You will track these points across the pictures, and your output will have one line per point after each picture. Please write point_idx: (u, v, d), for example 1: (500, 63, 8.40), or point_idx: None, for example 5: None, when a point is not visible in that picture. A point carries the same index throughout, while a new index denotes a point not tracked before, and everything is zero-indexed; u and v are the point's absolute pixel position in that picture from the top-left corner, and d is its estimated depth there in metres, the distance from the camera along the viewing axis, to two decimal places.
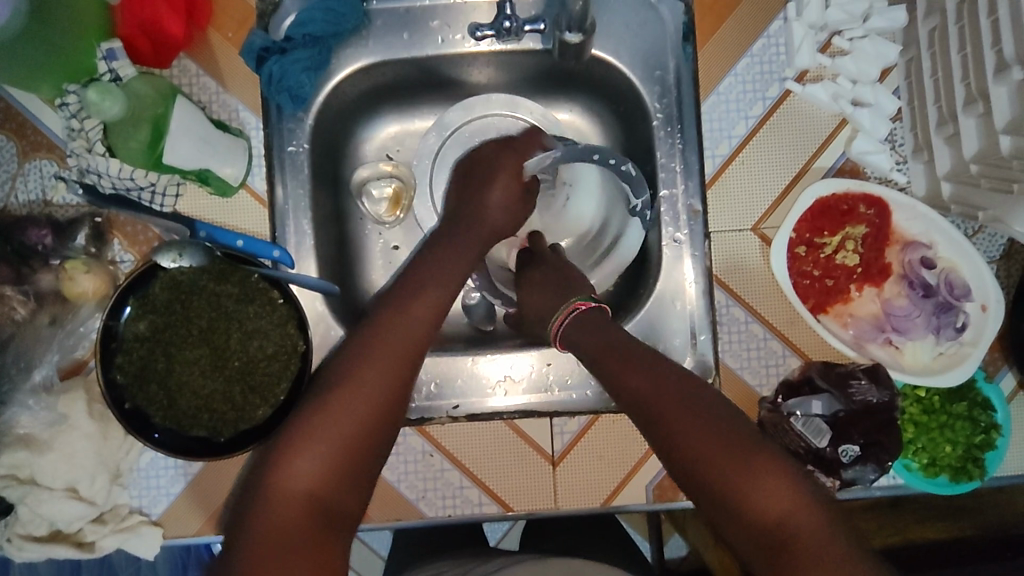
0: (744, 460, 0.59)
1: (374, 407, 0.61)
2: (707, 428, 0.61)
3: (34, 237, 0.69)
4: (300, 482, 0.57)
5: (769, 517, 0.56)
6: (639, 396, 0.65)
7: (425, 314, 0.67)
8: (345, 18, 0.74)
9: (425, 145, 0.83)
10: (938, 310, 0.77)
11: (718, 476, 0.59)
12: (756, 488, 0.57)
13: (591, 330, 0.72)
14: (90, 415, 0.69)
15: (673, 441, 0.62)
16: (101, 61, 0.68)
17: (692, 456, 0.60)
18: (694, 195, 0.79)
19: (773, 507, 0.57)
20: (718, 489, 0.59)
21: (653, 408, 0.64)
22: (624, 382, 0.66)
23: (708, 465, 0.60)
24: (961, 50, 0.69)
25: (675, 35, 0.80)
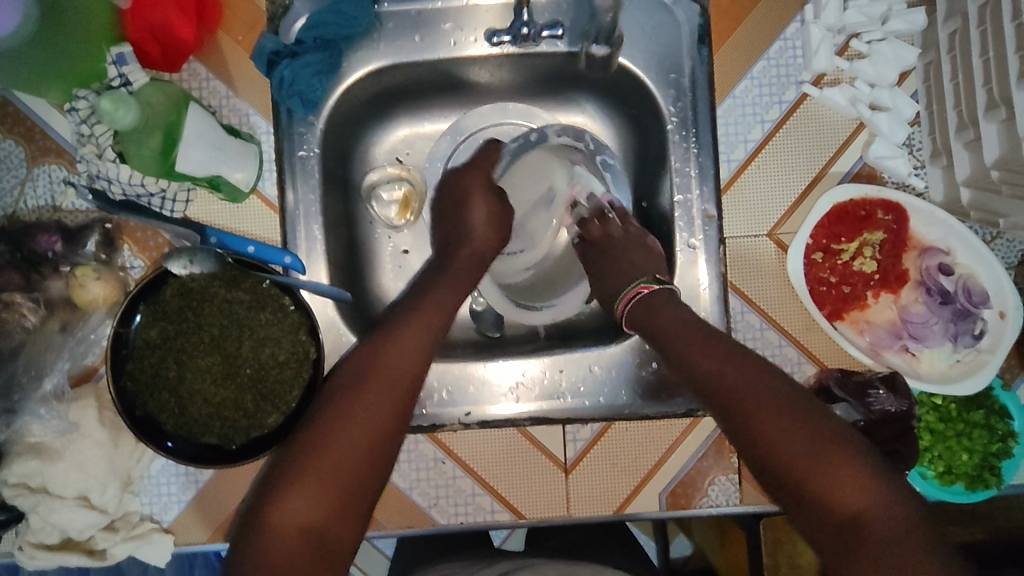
0: (828, 445, 0.56)
1: (374, 429, 0.62)
2: (791, 414, 0.59)
3: (43, 244, 0.69)
4: (299, 500, 0.58)
5: (846, 503, 0.54)
6: (713, 376, 0.63)
7: (409, 342, 0.68)
8: (357, 21, 0.74)
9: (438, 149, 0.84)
10: (956, 317, 0.76)
11: (797, 458, 0.56)
12: (837, 471, 0.55)
13: (661, 313, 0.70)
14: (101, 422, 0.68)
15: (750, 424, 0.59)
16: (112, 66, 0.67)
17: (768, 439, 0.58)
18: (709, 201, 0.78)
19: (853, 492, 0.54)
20: (792, 469, 0.56)
21: (729, 392, 0.61)
22: (695, 362, 0.65)
23: (790, 449, 0.57)
24: (984, 54, 0.68)
25: (691, 36, 0.78)
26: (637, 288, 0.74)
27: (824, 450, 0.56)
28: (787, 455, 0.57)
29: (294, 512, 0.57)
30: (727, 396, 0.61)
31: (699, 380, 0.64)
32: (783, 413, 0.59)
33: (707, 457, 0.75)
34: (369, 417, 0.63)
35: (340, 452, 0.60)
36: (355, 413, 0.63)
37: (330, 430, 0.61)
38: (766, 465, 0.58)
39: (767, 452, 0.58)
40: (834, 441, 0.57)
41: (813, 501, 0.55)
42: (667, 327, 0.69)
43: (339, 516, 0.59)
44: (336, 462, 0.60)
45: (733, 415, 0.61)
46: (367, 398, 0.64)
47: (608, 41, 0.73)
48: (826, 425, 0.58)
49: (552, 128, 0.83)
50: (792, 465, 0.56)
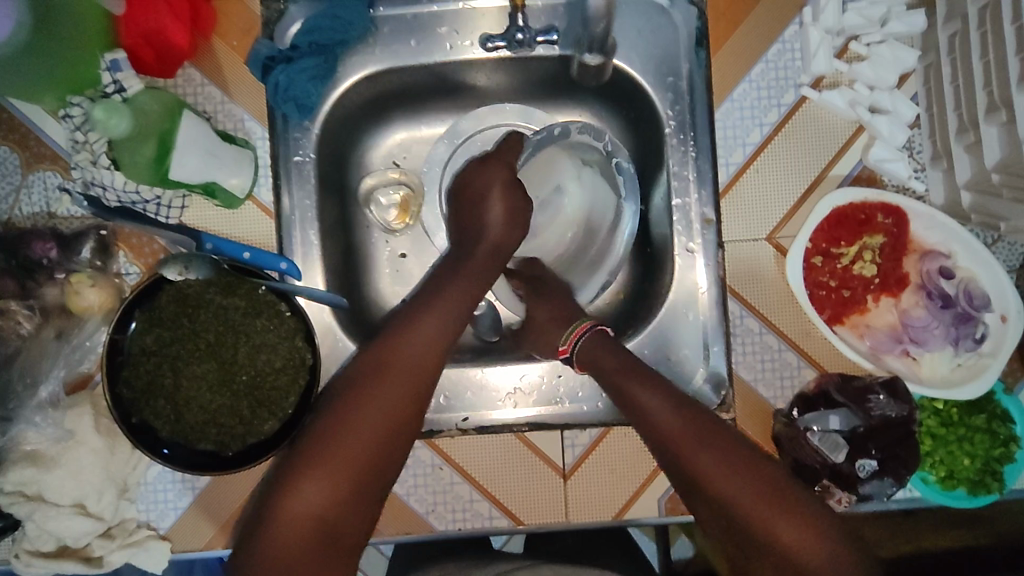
0: (775, 500, 0.60)
1: (389, 417, 0.64)
2: (740, 463, 0.61)
3: (38, 251, 0.69)
4: (311, 487, 0.60)
5: (801, 554, 0.58)
6: (665, 429, 0.64)
7: (429, 332, 0.68)
8: (352, 26, 0.73)
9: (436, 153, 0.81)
10: (956, 321, 0.75)
11: (750, 512, 0.59)
12: (786, 525, 0.58)
13: (607, 354, 0.71)
14: (97, 429, 0.68)
15: (703, 478, 0.61)
16: (106, 72, 0.66)
17: (721, 493, 0.60)
18: (708, 204, 0.77)
19: (804, 546, 0.58)
20: (746, 522, 0.59)
21: (679, 447, 0.63)
22: (645, 413, 0.66)
23: (742, 502, 0.60)
24: (984, 56, 0.68)
25: (688, 39, 0.77)
26: (582, 326, 0.74)
27: (771, 504, 0.59)
28: (740, 509, 0.60)
29: (305, 500, 0.59)
30: (677, 450, 0.63)
31: (650, 431, 0.65)
32: (733, 468, 0.61)
33: None
34: (384, 403, 0.64)
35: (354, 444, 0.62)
36: (371, 402, 0.64)
37: (346, 420, 0.63)
38: (717, 518, 0.61)
39: (719, 505, 0.61)
40: (779, 495, 0.60)
41: (765, 553, 0.59)
42: (613, 373, 0.69)
43: (351, 509, 0.61)
44: (351, 454, 0.61)
45: (683, 469, 0.63)
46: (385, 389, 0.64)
47: (600, 49, 0.70)
48: (773, 480, 0.61)
49: (575, 124, 0.76)
50: (744, 520, 0.59)
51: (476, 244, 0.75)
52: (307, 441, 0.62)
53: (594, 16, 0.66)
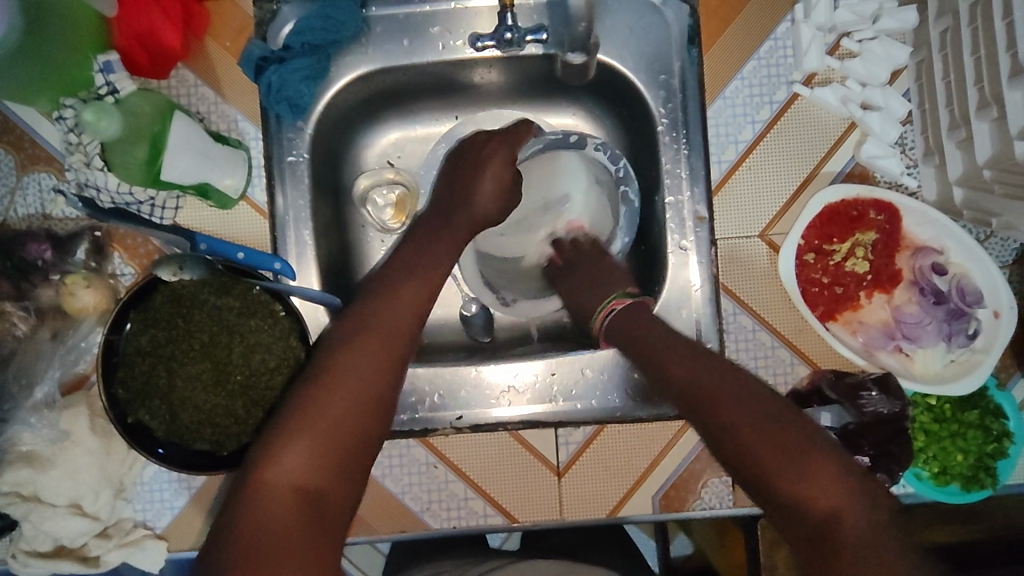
0: (796, 449, 0.58)
1: (364, 388, 0.62)
2: (765, 415, 0.60)
3: (34, 253, 0.69)
4: (285, 457, 0.58)
5: (817, 505, 0.55)
6: (687, 382, 0.65)
7: (406, 314, 0.67)
8: (344, 25, 0.73)
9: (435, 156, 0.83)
10: (949, 317, 0.75)
11: (766, 460, 0.58)
12: (804, 475, 0.56)
13: (633, 321, 0.72)
14: (92, 430, 0.69)
15: (722, 429, 0.61)
16: (99, 74, 0.67)
17: (740, 442, 0.60)
18: (700, 202, 0.77)
19: (821, 496, 0.55)
20: (764, 469, 0.58)
21: (702, 397, 0.63)
22: (668, 369, 0.66)
23: (761, 449, 0.58)
24: (975, 53, 0.68)
25: (680, 37, 0.78)
26: (614, 300, 0.76)
27: (793, 452, 0.58)
28: (759, 455, 0.58)
29: (280, 470, 0.57)
30: (699, 400, 0.63)
31: (673, 387, 0.66)
32: (754, 416, 0.60)
33: (700, 459, 0.75)
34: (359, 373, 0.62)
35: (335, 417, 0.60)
36: (349, 376, 0.62)
37: (320, 396, 0.61)
38: (739, 466, 0.60)
39: (738, 453, 0.60)
40: (802, 445, 0.58)
41: (783, 502, 0.57)
42: (641, 337, 0.70)
43: (333, 477, 0.59)
44: (333, 427, 0.59)
45: (706, 419, 0.63)
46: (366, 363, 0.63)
47: (584, 49, 0.71)
48: (798, 431, 0.59)
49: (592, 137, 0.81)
50: (762, 467, 0.58)
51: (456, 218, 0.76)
52: (281, 421, 0.60)
53: (579, 14, 0.66)
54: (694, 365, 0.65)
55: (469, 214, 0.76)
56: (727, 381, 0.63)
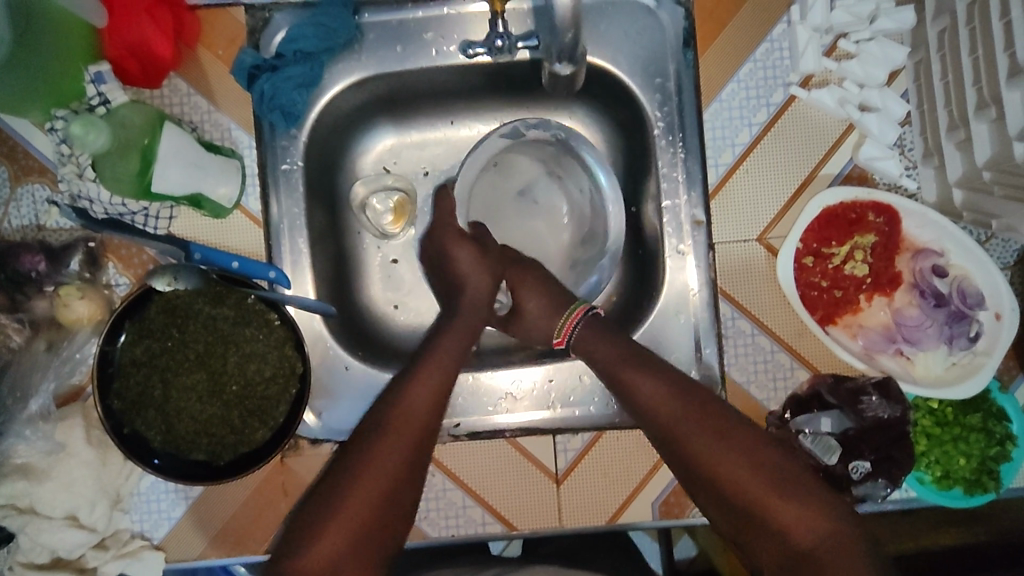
0: (772, 478, 0.60)
1: (396, 467, 0.62)
2: (738, 445, 0.61)
3: (27, 264, 0.69)
4: (320, 544, 0.58)
5: (798, 536, 0.57)
6: (659, 412, 0.64)
7: (425, 397, 0.66)
8: (337, 33, 0.73)
9: (487, 146, 0.79)
10: (950, 319, 0.75)
11: (746, 492, 0.60)
12: (782, 504, 0.58)
13: (604, 339, 0.70)
14: (88, 442, 0.68)
15: (698, 459, 0.62)
16: (90, 84, 0.68)
17: (716, 471, 0.61)
18: (697, 206, 0.77)
19: (799, 526, 0.58)
20: (742, 499, 0.60)
21: (673, 427, 0.63)
22: (640, 397, 0.66)
23: (738, 479, 0.60)
24: (973, 53, 0.67)
25: (675, 40, 0.77)
26: (579, 309, 0.74)
27: (768, 481, 0.60)
28: (737, 485, 0.60)
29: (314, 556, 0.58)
30: (671, 432, 0.63)
31: (646, 414, 0.65)
32: (728, 446, 0.61)
33: None
34: (391, 453, 0.63)
35: (359, 504, 0.60)
36: (370, 466, 0.62)
37: (354, 480, 0.61)
38: (716, 496, 0.61)
39: (716, 482, 0.61)
40: (776, 474, 0.60)
41: (761, 530, 0.59)
42: (610, 357, 0.68)
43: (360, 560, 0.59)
44: (363, 509, 0.60)
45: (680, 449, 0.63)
46: (387, 448, 0.63)
47: (570, 60, 0.65)
48: (770, 458, 0.61)
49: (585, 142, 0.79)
50: (739, 497, 0.60)
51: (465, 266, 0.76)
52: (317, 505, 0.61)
53: (560, 26, 0.60)
54: (663, 389, 0.65)
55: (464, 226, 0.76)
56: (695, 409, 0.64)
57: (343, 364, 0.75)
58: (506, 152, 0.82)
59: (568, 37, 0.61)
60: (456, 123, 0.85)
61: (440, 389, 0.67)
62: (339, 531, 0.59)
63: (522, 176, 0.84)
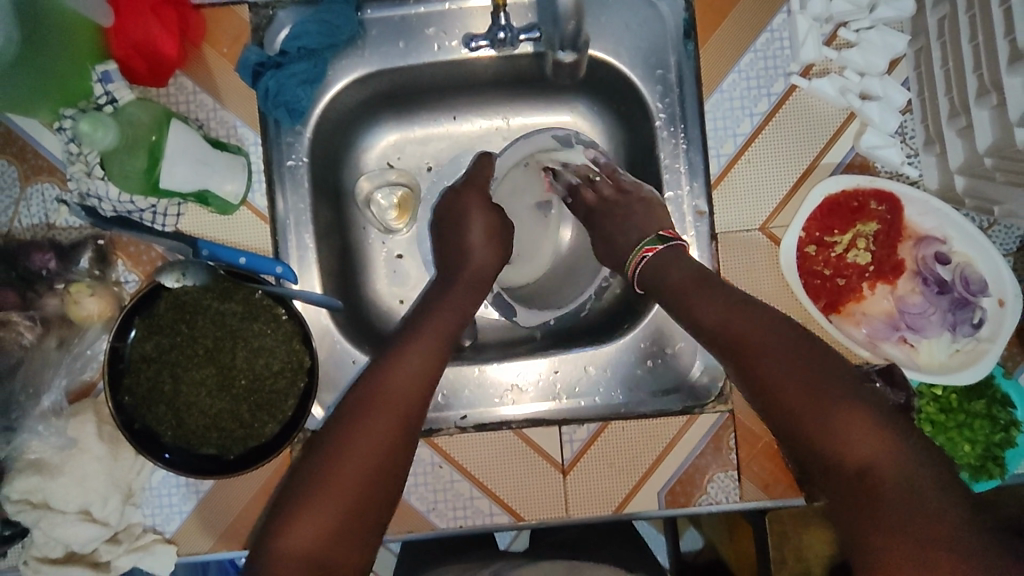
0: (832, 388, 0.54)
1: (382, 444, 0.61)
2: (792, 358, 0.56)
3: (37, 262, 0.70)
4: (303, 526, 0.56)
5: (847, 453, 0.51)
6: (722, 319, 0.61)
7: (413, 375, 0.65)
8: (340, 30, 0.73)
9: (537, 139, 0.81)
10: (953, 306, 0.75)
11: (798, 399, 0.54)
12: (834, 412, 0.52)
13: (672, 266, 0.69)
14: (100, 437, 0.69)
15: (752, 366, 0.58)
16: (98, 84, 0.69)
17: (767, 377, 0.56)
18: (700, 196, 0.78)
19: (849, 441, 0.51)
20: (792, 407, 0.54)
21: (732, 331, 0.60)
22: (703, 318, 0.63)
23: (792, 386, 0.55)
24: (973, 39, 0.67)
25: (676, 31, 0.78)
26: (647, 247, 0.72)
27: (828, 394, 0.53)
28: (790, 393, 0.55)
29: (298, 538, 0.55)
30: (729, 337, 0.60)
31: (705, 332, 0.63)
32: (787, 356, 0.56)
33: (706, 454, 0.75)
34: (378, 431, 0.61)
35: (343, 485, 0.58)
36: (352, 447, 0.60)
37: (339, 458, 0.59)
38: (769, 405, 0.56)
39: (766, 387, 0.56)
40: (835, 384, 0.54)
41: (810, 443, 0.53)
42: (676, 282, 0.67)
43: (345, 541, 0.56)
44: (350, 488, 0.58)
45: (736, 357, 0.59)
46: (370, 430, 0.61)
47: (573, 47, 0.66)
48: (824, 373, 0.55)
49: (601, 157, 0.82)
50: (788, 404, 0.54)
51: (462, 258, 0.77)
52: (301, 487, 0.59)
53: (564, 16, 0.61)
54: (726, 308, 0.62)
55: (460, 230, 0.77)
56: (758, 323, 0.59)
57: (350, 358, 0.76)
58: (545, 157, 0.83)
59: (570, 26, 0.63)
60: (459, 118, 0.86)
61: (426, 372, 0.66)
62: (325, 512, 0.56)
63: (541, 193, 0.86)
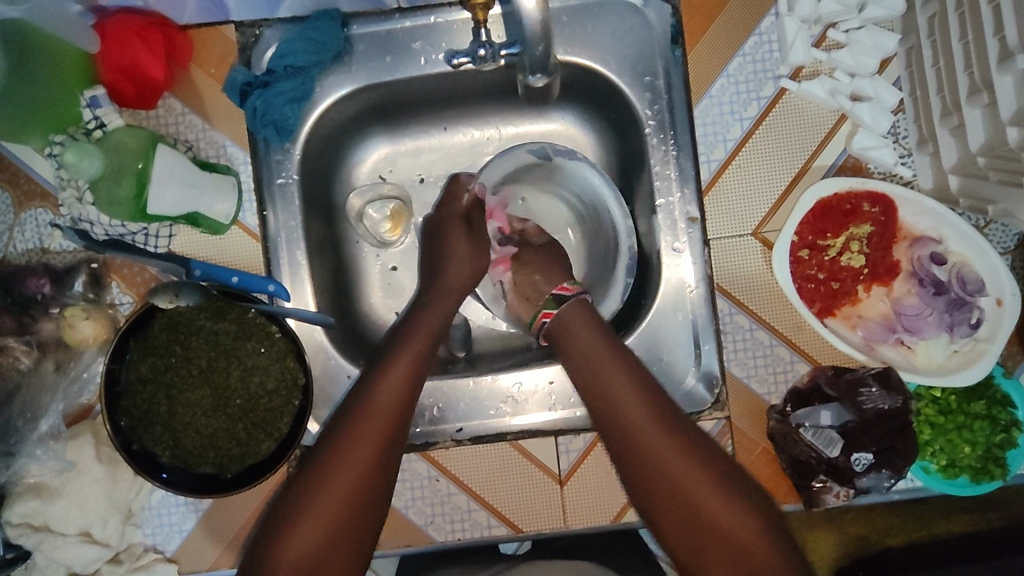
0: (753, 517, 0.58)
1: (381, 428, 0.62)
2: (697, 450, 0.61)
3: (33, 286, 0.70)
4: (312, 514, 0.58)
5: (748, 543, 0.57)
6: (635, 422, 0.63)
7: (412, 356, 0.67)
8: (327, 46, 0.73)
9: (514, 157, 0.78)
10: (951, 307, 0.74)
11: (723, 525, 0.58)
12: (746, 526, 0.58)
13: (586, 324, 0.70)
14: (98, 459, 0.70)
15: (667, 470, 0.60)
16: (86, 109, 0.69)
17: (688, 497, 0.59)
18: (691, 203, 0.77)
19: (749, 535, 0.57)
20: (715, 531, 0.58)
21: (643, 441, 0.62)
22: (615, 392, 0.65)
23: (718, 514, 0.58)
24: (963, 38, 0.67)
25: (663, 37, 0.77)
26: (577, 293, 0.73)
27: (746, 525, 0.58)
28: (717, 521, 0.58)
29: (308, 526, 0.58)
30: (642, 447, 0.62)
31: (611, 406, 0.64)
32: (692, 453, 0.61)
33: None
34: (378, 414, 0.63)
35: (342, 486, 0.59)
36: (351, 446, 0.61)
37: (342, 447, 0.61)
38: (683, 525, 0.59)
39: (677, 492, 0.60)
40: (756, 511, 0.59)
41: (715, 540, 0.58)
42: (588, 348, 0.68)
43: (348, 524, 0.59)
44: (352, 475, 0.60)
45: (650, 470, 0.61)
46: (368, 430, 0.62)
47: (543, 72, 0.63)
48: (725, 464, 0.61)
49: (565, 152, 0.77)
50: (715, 528, 0.58)
51: (453, 270, 0.76)
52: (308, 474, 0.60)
53: (530, 38, 0.56)
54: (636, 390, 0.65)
55: (447, 242, 0.78)
56: (662, 409, 0.64)
57: (345, 374, 0.76)
58: (531, 171, 0.82)
59: (540, 49, 0.59)
60: (450, 129, 0.85)
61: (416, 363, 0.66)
62: (325, 514, 0.58)
63: (544, 210, 0.86)
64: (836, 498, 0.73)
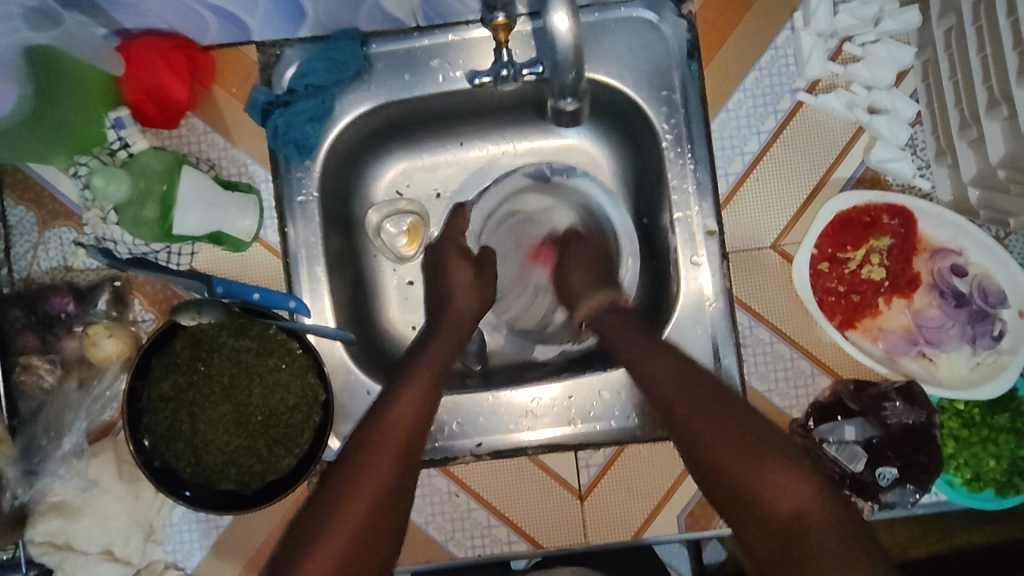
0: (790, 477, 0.56)
1: (414, 425, 0.65)
2: (719, 413, 0.61)
3: (56, 305, 0.71)
4: (353, 499, 0.59)
5: (777, 501, 0.56)
6: (667, 395, 0.64)
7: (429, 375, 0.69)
8: (346, 66, 0.74)
9: (509, 181, 0.84)
10: (972, 319, 0.74)
11: (760, 487, 0.57)
12: (771, 482, 0.56)
13: (615, 318, 0.73)
14: (121, 477, 0.70)
15: (693, 436, 0.61)
16: (111, 130, 0.70)
17: (723, 464, 0.59)
18: (710, 216, 0.76)
19: (778, 492, 0.56)
20: (745, 494, 0.57)
21: (679, 411, 0.63)
22: (644, 368, 0.66)
23: (781, 505, 0.56)
24: (981, 52, 0.67)
25: (679, 53, 0.76)
26: (603, 291, 0.76)
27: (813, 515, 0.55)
28: (780, 514, 0.55)
29: (351, 510, 0.58)
30: (682, 424, 0.62)
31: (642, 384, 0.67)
32: (715, 417, 0.61)
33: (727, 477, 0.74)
34: (411, 412, 0.65)
35: (348, 515, 0.58)
36: (386, 435, 0.63)
37: (378, 440, 0.63)
38: (733, 505, 0.58)
39: (705, 460, 0.60)
40: (790, 475, 0.57)
41: (744, 501, 0.57)
42: (620, 331, 0.71)
43: (383, 514, 0.60)
44: (392, 462, 0.62)
45: (696, 453, 0.61)
46: (372, 470, 0.61)
47: (574, 96, 0.61)
48: (751, 425, 0.60)
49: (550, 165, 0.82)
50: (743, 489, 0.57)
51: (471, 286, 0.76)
52: (342, 468, 0.61)
53: (563, 63, 0.55)
54: (662, 361, 0.66)
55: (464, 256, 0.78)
56: (688, 378, 0.64)
57: (364, 389, 0.76)
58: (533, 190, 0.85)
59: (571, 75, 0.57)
60: (466, 144, 0.85)
61: (422, 406, 0.66)
62: (338, 528, 0.57)
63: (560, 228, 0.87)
64: (861, 513, 0.73)
